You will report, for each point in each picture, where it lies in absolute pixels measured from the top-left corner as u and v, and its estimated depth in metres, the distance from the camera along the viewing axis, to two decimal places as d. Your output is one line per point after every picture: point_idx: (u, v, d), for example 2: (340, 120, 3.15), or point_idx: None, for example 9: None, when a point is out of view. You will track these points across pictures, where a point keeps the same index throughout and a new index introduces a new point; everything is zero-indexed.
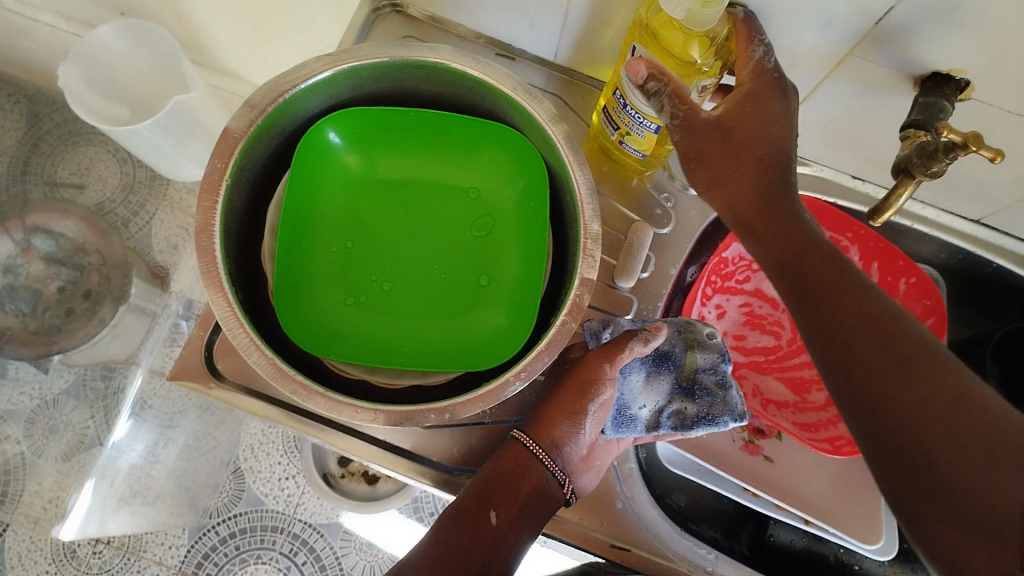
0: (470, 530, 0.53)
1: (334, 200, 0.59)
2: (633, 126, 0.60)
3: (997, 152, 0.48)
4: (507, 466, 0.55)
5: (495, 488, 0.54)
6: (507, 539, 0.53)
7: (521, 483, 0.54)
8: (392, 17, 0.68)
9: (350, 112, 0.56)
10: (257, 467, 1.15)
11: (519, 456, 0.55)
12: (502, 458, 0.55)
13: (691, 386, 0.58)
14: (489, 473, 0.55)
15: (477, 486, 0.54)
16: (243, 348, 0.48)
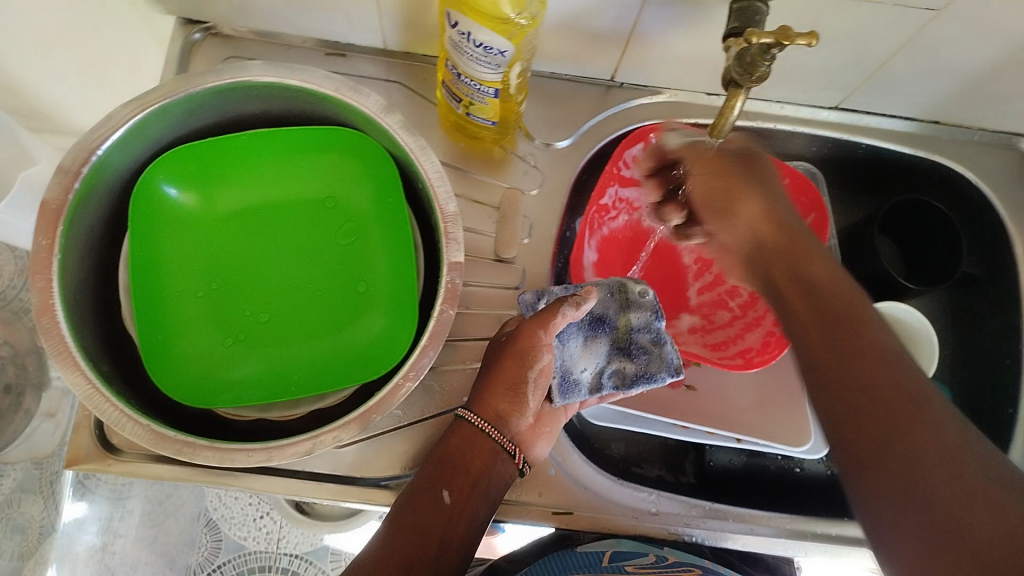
0: (425, 510, 0.51)
1: (186, 245, 0.58)
2: (473, 95, 0.57)
3: (811, 36, 0.42)
4: (455, 446, 0.54)
5: (445, 468, 0.53)
6: (460, 522, 0.51)
7: (473, 460, 0.53)
8: (209, 42, 0.65)
9: (175, 153, 0.56)
10: (229, 513, 1.12)
11: (467, 433, 0.54)
12: (452, 441, 0.54)
13: (628, 345, 0.58)
14: (440, 456, 0.53)
15: (429, 472, 0.53)
16: (115, 421, 0.49)
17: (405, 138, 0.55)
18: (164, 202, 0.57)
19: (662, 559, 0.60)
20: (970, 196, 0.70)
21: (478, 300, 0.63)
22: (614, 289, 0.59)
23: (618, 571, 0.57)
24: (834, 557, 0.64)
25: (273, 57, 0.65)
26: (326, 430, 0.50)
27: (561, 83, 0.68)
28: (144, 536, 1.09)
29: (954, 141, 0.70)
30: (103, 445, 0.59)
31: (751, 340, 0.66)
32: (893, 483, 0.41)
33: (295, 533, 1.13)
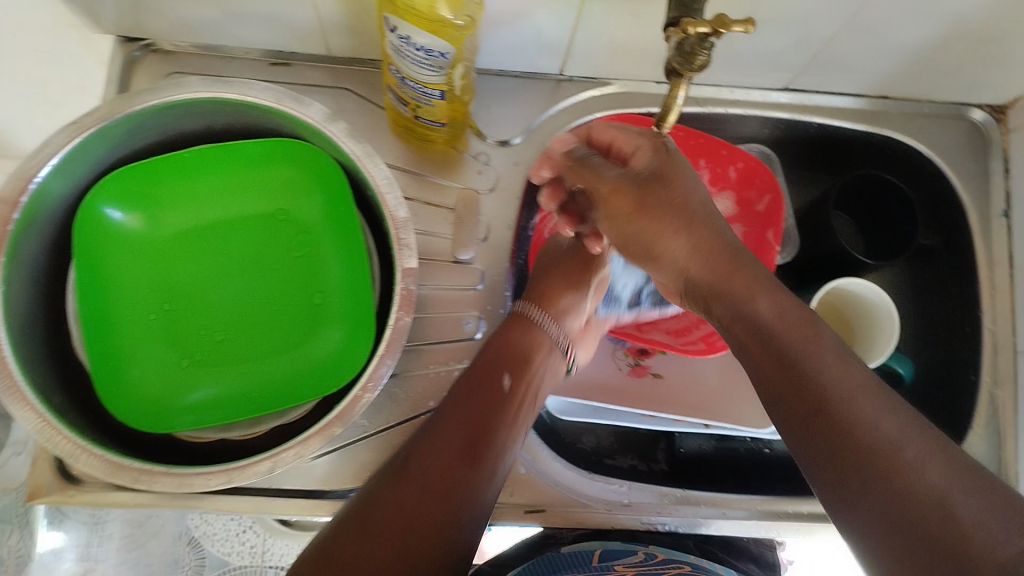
0: (484, 393, 0.53)
1: (135, 268, 0.57)
2: (419, 99, 0.56)
3: (747, 22, 0.42)
4: (512, 338, 0.58)
5: (500, 356, 0.56)
6: (511, 418, 0.53)
7: (528, 353, 0.58)
8: (150, 58, 0.64)
9: (116, 176, 0.55)
10: (212, 528, 0.99)
11: (526, 327, 0.59)
12: (509, 331, 0.59)
13: None
14: (499, 344, 0.57)
15: (485, 363, 0.56)
16: (69, 454, 0.48)
17: (350, 146, 0.54)
18: (109, 227, 0.56)
19: (652, 556, 0.61)
20: (921, 168, 0.70)
21: (439, 302, 0.63)
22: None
23: None
24: (808, 535, 0.64)
25: (217, 70, 0.64)
26: (286, 448, 0.50)
27: (510, 80, 0.68)
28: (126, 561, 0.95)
29: (904, 114, 0.70)
30: (63, 478, 0.58)
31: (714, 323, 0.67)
32: (878, 503, 0.37)
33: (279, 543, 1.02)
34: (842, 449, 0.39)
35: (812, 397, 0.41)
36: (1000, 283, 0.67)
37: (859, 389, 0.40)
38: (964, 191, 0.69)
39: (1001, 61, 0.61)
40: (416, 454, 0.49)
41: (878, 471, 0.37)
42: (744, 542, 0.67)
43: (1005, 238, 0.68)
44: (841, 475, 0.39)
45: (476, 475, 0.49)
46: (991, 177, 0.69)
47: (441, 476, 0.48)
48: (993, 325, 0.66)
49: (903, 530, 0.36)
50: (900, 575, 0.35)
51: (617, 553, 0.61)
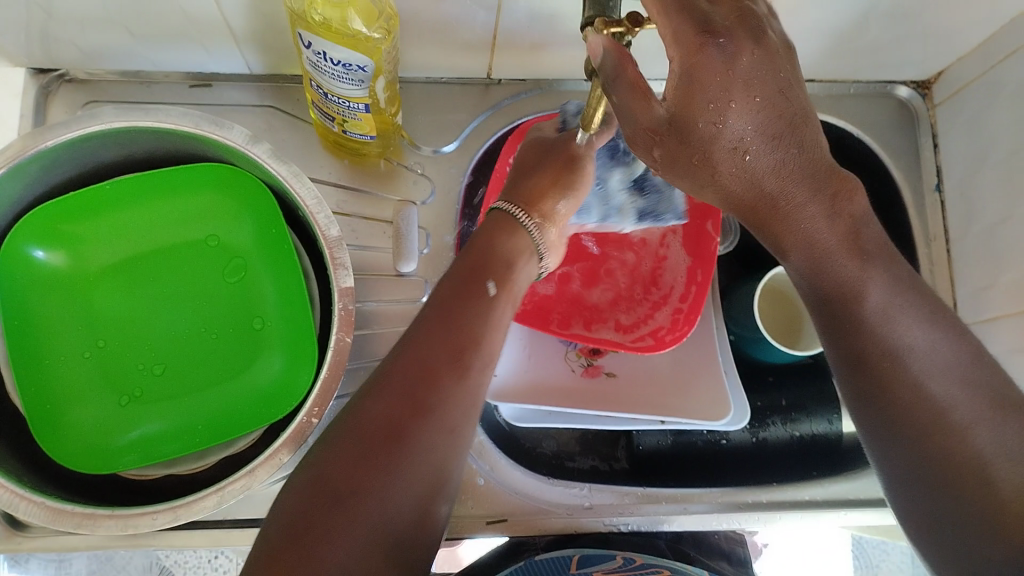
0: (470, 297, 0.50)
1: (64, 307, 0.55)
2: (344, 113, 0.55)
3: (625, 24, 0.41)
4: (497, 238, 0.54)
5: (488, 259, 0.52)
6: (497, 318, 0.51)
7: (510, 255, 0.54)
8: (64, 89, 0.62)
9: (35, 213, 0.53)
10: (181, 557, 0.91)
11: (506, 226, 0.55)
12: (488, 234, 0.54)
13: (641, 183, 0.65)
14: (475, 248, 0.53)
15: (459, 267, 0.52)
16: (7, 503, 0.47)
17: (276, 168, 0.53)
18: (33, 267, 0.54)
19: (631, 561, 0.59)
20: (854, 148, 0.71)
21: (383, 317, 0.62)
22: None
23: None
24: (771, 525, 0.64)
25: (136, 97, 0.63)
26: (234, 479, 0.49)
27: (439, 87, 0.67)
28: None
29: (831, 96, 0.70)
30: (9, 524, 0.56)
31: (663, 318, 0.66)
32: (930, 458, 0.43)
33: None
34: (884, 395, 0.45)
35: (865, 354, 0.46)
36: (940, 258, 0.67)
37: (911, 349, 0.45)
38: (896, 169, 0.69)
39: (919, 37, 0.61)
40: (394, 369, 0.45)
41: (943, 438, 0.42)
42: (713, 537, 0.66)
43: (941, 213, 0.68)
44: (930, 452, 0.43)
45: (463, 386, 0.46)
46: (922, 153, 0.69)
47: (424, 394, 0.44)
48: (936, 300, 0.67)
49: (949, 483, 0.42)
50: (944, 510, 0.42)
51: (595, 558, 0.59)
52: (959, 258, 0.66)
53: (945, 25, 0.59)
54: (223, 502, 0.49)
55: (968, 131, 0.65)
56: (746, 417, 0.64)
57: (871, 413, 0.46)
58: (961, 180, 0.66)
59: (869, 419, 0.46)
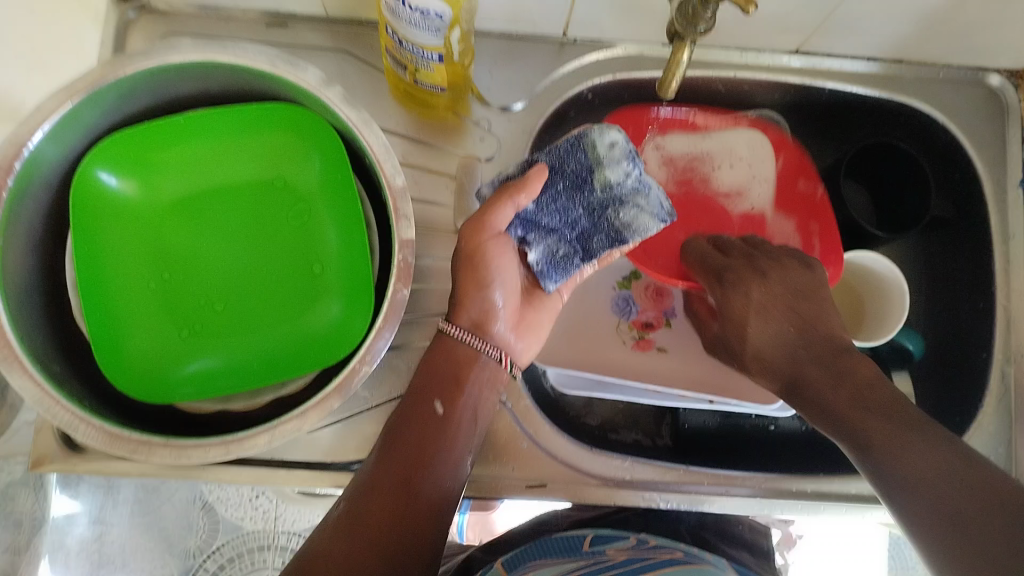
0: (420, 428, 0.51)
1: (132, 236, 0.57)
2: (417, 62, 0.55)
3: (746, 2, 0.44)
4: (441, 361, 0.53)
5: (433, 381, 0.53)
6: (458, 435, 0.52)
7: (461, 369, 0.53)
8: (144, 19, 0.63)
9: (112, 141, 0.54)
10: (224, 494, 0.95)
11: (447, 347, 0.54)
12: (436, 358, 0.54)
13: (599, 217, 0.54)
14: (424, 371, 0.53)
15: (412, 391, 0.53)
16: (67, 424, 0.49)
17: (347, 112, 0.54)
18: (104, 193, 0.55)
19: (643, 541, 0.62)
20: (938, 136, 0.68)
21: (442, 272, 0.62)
22: (607, 132, 0.53)
23: (598, 554, 0.60)
24: (812, 515, 0.63)
25: (212, 30, 0.63)
26: (286, 420, 0.50)
27: (512, 43, 0.66)
28: (138, 524, 0.92)
29: (919, 79, 0.68)
30: (66, 446, 0.58)
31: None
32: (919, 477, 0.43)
33: (292, 509, 0.97)
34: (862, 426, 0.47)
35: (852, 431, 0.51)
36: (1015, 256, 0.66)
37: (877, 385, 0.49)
38: (981, 160, 0.67)
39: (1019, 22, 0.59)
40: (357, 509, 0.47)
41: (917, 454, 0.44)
42: (736, 528, 0.70)
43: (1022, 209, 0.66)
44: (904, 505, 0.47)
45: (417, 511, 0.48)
46: (1009, 145, 0.67)
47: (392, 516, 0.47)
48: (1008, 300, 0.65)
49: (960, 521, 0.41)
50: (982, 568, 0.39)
51: (607, 539, 0.63)
52: None
53: None
54: (274, 442, 0.50)
55: None
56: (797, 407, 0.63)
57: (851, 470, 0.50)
58: None
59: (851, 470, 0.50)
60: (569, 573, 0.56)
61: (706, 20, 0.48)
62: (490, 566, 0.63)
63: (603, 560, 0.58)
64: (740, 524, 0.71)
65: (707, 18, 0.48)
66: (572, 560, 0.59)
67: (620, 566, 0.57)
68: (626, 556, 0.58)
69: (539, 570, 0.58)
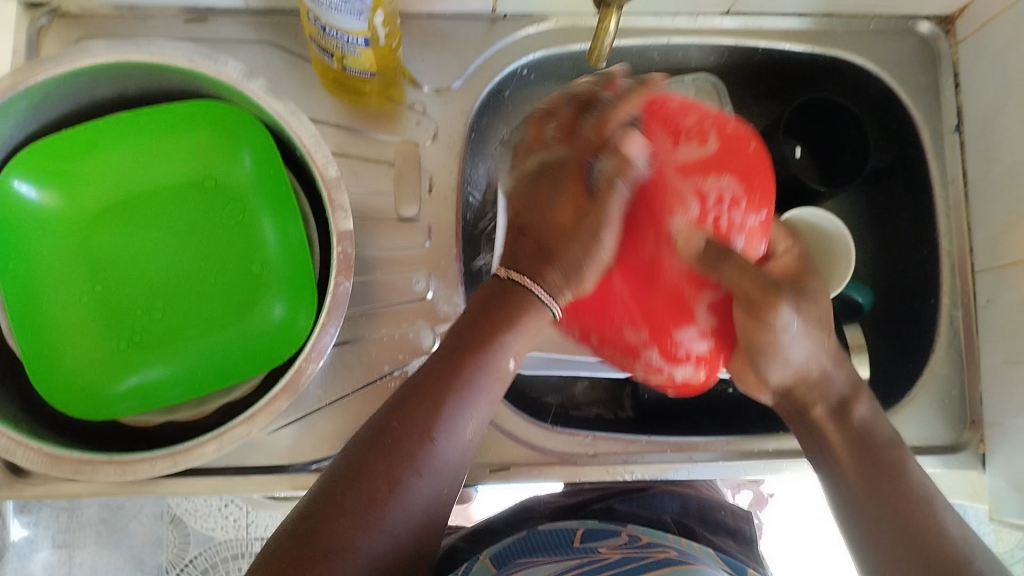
0: (453, 381, 0.46)
1: (59, 250, 0.55)
2: (343, 48, 0.53)
3: None
4: (492, 301, 0.49)
5: (483, 322, 0.48)
6: (474, 414, 0.47)
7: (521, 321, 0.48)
8: (58, 24, 0.60)
9: (28, 153, 0.52)
10: (193, 505, 0.92)
11: (510, 294, 0.49)
12: (496, 301, 0.49)
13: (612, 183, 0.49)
14: (484, 310, 0.49)
15: (467, 330, 0.48)
16: (5, 450, 0.47)
17: (272, 104, 0.52)
18: (25, 207, 0.53)
19: (636, 539, 0.60)
20: (873, 86, 0.68)
21: (387, 260, 0.61)
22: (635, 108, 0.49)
23: (592, 552, 0.58)
24: (775, 474, 0.63)
25: (128, 32, 0.61)
26: (234, 426, 0.49)
27: (441, 22, 0.64)
28: (105, 542, 0.90)
29: (852, 32, 0.68)
30: (10, 471, 0.56)
31: (680, 374, 0.53)
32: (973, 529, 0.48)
33: (264, 514, 0.94)
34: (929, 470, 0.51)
35: (872, 433, 0.53)
36: (955, 201, 0.66)
37: None
38: (915, 109, 0.67)
39: None
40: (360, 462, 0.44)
41: None
42: (719, 515, 0.70)
43: (959, 155, 0.66)
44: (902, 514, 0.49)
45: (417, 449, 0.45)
46: (942, 92, 0.67)
47: (384, 440, 0.45)
48: (952, 245, 0.66)
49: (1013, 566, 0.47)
50: None
51: (600, 536, 0.61)
52: (975, 204, 0.65)
53: None
54: (223, 448, 0.49)
55: (991, 68, 0.63)
56: None
57: (851, 464, 0.52)
58: (982, 120, 0.64)
59: (846, 466, 0.53)
60: (566, 572, 0.54)
61: None
62: (475, 562, 0.62)
63: (597, 558, 0.56)
64: (723, 511, 0.71)
65: None
66: (567, 558, 0.57)
67: (616, 563, 0.55)
68: (621, 554, 0.57)
69: (536, 567, 0.56)
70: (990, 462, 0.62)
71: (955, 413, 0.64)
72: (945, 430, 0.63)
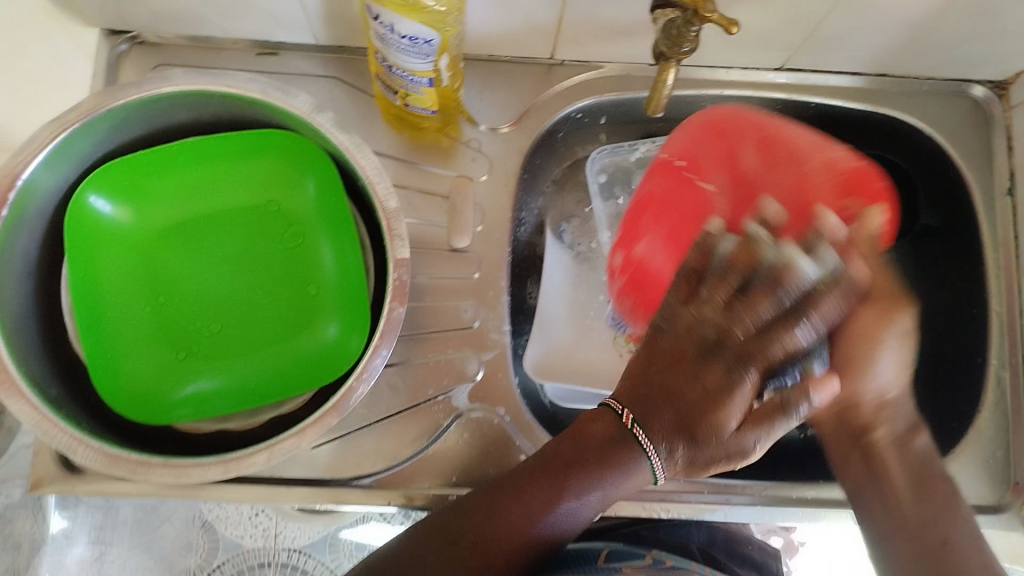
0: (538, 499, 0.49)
1: (128, 264, 0.58)
2: (407, 86, 0.55)
3: (729, 23, 0.46)
4: (598, 435, 0.50)
5: (581, 450, 0.49)
6: (564, 522, 0.49)
7: (617, 450, 0.49)
8: (136, 51, 0.63)
9: (106, 168, 0.55)
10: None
11: (608, 422, 0.50)
12: (583, 434, 0.50)
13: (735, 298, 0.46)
14: (590, 442, 0.50)
15: (577, 452, 0.50)
16: (67, 447, 0.49)
17: (338, 135, 0.54)
18: (99, 220, 0.56)
19: (660, 560, 0.62)
20: (925, 147, 0.69)
21: (439, 289, 0.62)
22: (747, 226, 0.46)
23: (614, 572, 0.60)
24: (811, 522, 0.63)
25: (204, 61, 0.64)
26: (284, 439, 0.51)
27: (501, 64, 0.67)
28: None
29: (904, 92, 0.69)
30: (64, 468, 0.59)
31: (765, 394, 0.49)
32: None
33: None
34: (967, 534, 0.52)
35: None
36: (1005, 262, 0.66)
37: None
38: (966, 171, 0.68)
39: (1002, 34, 0.60)
40: (429, 556, 0.48)
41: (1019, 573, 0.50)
42: (746, 549, 0.71)
43: (1010, 216, 0.67)
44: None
45: (480, 557, 0.48)
46: (995, 154, 0.68)
47: (460, 548, 0.48)
48: (1001, 307, 0.66)
49: None
50: None
51: (624, 555, 0.63)
52: None
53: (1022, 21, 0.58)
54: (273, 459, 0.50)
55: None
56: None
57: None
58: None
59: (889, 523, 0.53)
60: None
61: (692, 43, 0.49)
62: None
63: None
64: (750, 546, 0.72)
65: (693, 39, 0.49)
66: None
67: None
68: None
69: None
70: None
71: (998, 473, 0.63)
72: (988, 490, 0.63)
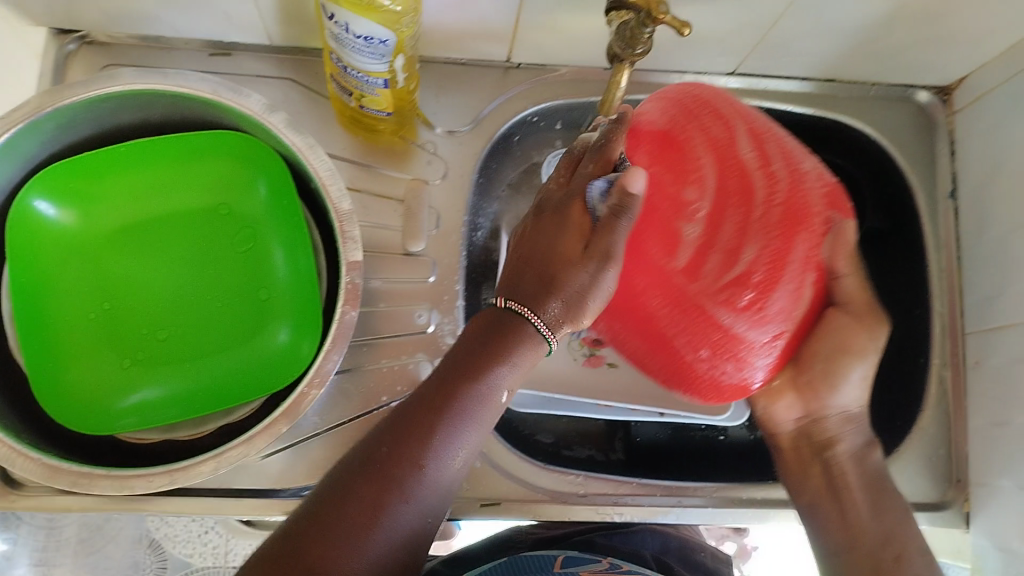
0: (439, 417, 0.46)
1: (71, 267, 0.56)
2: (362, 87, 0.55)
3: (682, 25, 0.45)
4: (487, 331, 0.48)
5: (480, 350, 0.48)
6: (463, 448, 0.47)
7: (510, 340, 0.47)
8: (85, 51, 0.62)
9: (50, 170, 0.53)
10: (172, 530, 0.93)
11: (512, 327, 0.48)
12: (488, 335, 0.48)
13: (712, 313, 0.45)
14: (479, 340, 0.48)
15: (467, 357, 0.48)
16: (5, 459, 0.48)
17: (291, 137, 0.54)
18: (43, 223, 0.55)
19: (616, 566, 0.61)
20: (872, 152, 0.71)
21: (393, 294, 0.62)
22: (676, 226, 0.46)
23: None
24: (761, 523, 0.64)
25: (154, 62, 0.62)
26: (232, 448, 0.49)
27: (455, 66, 0.66)
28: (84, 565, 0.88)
29: (852, 97, 0.70)
30: (5, 482, 0.56)
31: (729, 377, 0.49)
32: None
33: (243, 542, 0.94)
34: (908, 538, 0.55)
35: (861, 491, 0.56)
36: (948, 265, 0.68)
37: None
38: (910, 176, 0.69)
39: (945, 40, 0.61)
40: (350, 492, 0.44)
41: None
42: (699, 556, 0.71)
43: (952, 220, 0.68)
44: None
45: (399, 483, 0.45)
46: (938, 159, 0.69)
47: (378, 470, 0.45)
48: (943, 307, 0.67)
49: None
50: None
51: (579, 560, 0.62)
52: (967, 268, 0.67)
53: (963, 28, 0.60)
54: (219, 469, 0.49)
55: (985, 139, 0.65)
56: (744, 413, 0.68)
57: None
58: (975, 189, 0.66)
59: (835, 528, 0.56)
60: None
61: (646, 44, 0.49)
62: None
63: None
64: (703, 552, 0.72)
65: (646, 41, 0.49)
66: None
67: None
68: None
69: None
70: (975, 521, 0.64)
71: (941, 471, 0.65)
72: (929, 489, 0.65)
